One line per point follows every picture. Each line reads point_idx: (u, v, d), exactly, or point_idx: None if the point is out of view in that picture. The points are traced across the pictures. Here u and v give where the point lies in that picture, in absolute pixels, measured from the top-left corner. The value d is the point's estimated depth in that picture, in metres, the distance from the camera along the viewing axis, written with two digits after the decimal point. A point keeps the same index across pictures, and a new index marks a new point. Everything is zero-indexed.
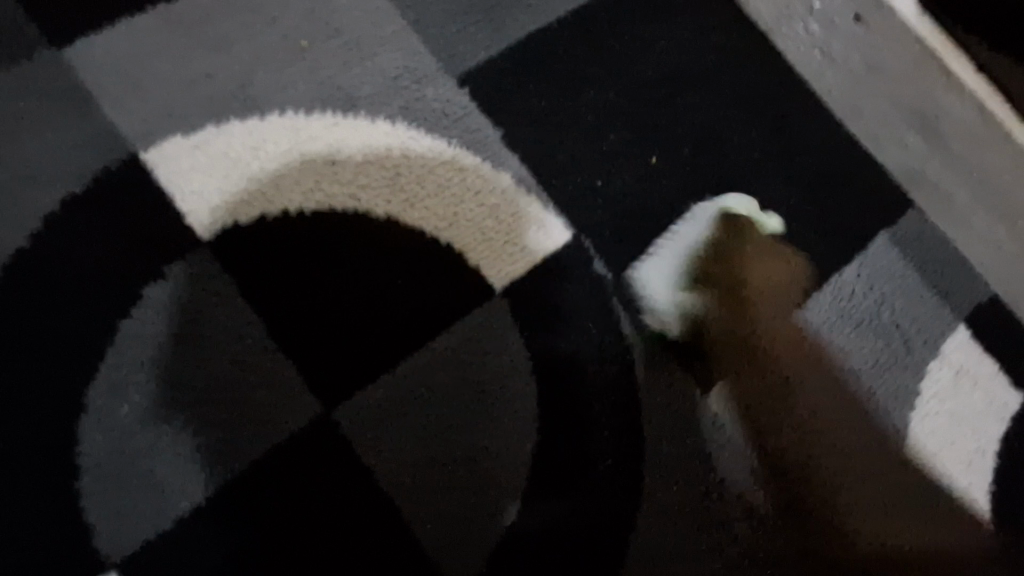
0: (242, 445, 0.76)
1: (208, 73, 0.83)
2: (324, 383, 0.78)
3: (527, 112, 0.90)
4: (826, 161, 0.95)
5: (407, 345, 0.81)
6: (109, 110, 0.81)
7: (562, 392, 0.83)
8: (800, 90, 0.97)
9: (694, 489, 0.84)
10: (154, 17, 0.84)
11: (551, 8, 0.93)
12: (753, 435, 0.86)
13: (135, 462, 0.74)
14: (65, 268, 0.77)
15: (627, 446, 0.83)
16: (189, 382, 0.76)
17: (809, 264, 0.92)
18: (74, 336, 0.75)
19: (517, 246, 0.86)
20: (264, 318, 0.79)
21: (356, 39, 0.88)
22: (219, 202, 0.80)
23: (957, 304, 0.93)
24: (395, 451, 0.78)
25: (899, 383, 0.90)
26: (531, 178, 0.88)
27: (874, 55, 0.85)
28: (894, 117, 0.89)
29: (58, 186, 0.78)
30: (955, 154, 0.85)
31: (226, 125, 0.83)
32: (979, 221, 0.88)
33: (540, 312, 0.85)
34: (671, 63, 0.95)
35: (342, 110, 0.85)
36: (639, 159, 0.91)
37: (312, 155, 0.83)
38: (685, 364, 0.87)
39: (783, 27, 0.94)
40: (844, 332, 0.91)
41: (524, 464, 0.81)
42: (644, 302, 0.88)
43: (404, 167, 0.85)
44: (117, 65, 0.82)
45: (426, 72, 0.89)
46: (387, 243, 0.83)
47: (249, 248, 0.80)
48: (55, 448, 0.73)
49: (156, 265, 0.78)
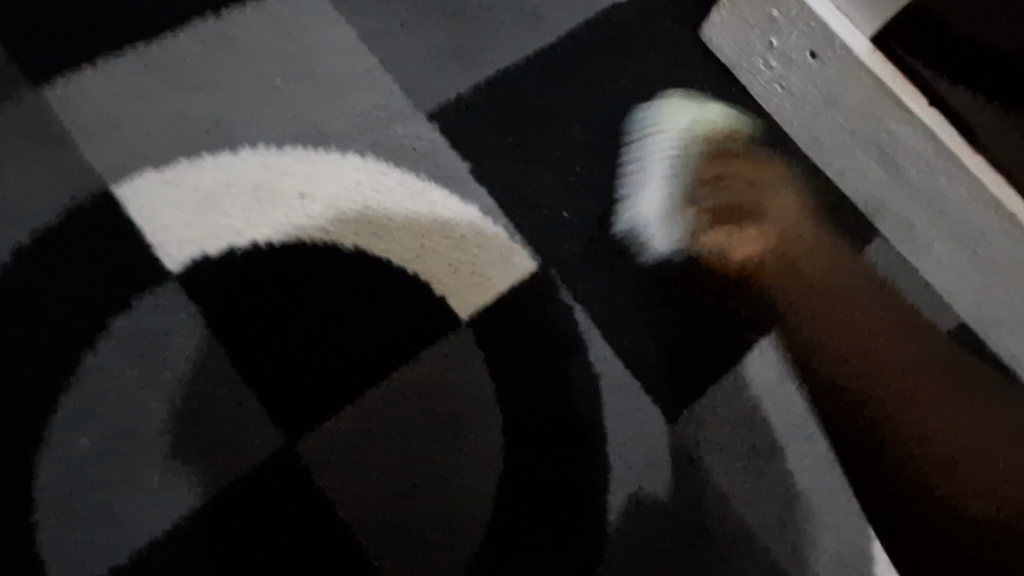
0: (202, 477, 0.75)
1: (183, 111, 0.86)
2: (288, 414, 0.78)
3: (496, 146, 0.92)
4: (790, 192, 0.97)
5: (373, 375, 0.81)
6: (84, 146, 0.83)
7: (528, 423, 0.83)
8: (764, 122, 0.99)
9: (663, 520, 0.83)
10: (132, 57, 0.87)
11: (520, 47, 0.96)
12: (724, 464, 0.86)
13: (95, 494, 0.74)
14: (35, 299, 0.78)
15: (593, 476, 0.83)
16: (152, 412, 0.76)
17: (777, 293, 0.93)
18: (40, 367, 0.76)
19: (485, 276, 0.87)
20: (229, 349, 0.79)
21: (329, 78, 0.90)
22: (189, 235, 0.82)
23: (925, 332, 0.93)
24: (358, 483, 0.78)
25: (869, 410, 0.90)
26: (499, 209, 0.90)
27: (830, 90, 0.89)
28: (854, 149, 0.92)
29: (31, 220, 0.80)
30: (914, 184, 0.88)
31: (200, 160, 0.85)
32: (942, 249, 0.91)
33: (506, 342, 0.85)
34: (637, 99, 0.97)
35: (314, 145, 0.88)
36: (607, 190, 0.93)
37: (283, 189, 0.85)
38: (652, 393, 0.87)
39: (745, 63, 0.97)
40: (811, 360, 0.91)
41: (489, 495, 0.80)
42: (611, 332, 0.88)
43: (374, 200, 0.87)
44: (94, 103, 0.84)
45: (396, 109, 0.91)
46: (355, 274, 0.84)
47: (217, 280, 0.81)
48: (14, 482, 0.73)
49: (124, 296, 0.79)
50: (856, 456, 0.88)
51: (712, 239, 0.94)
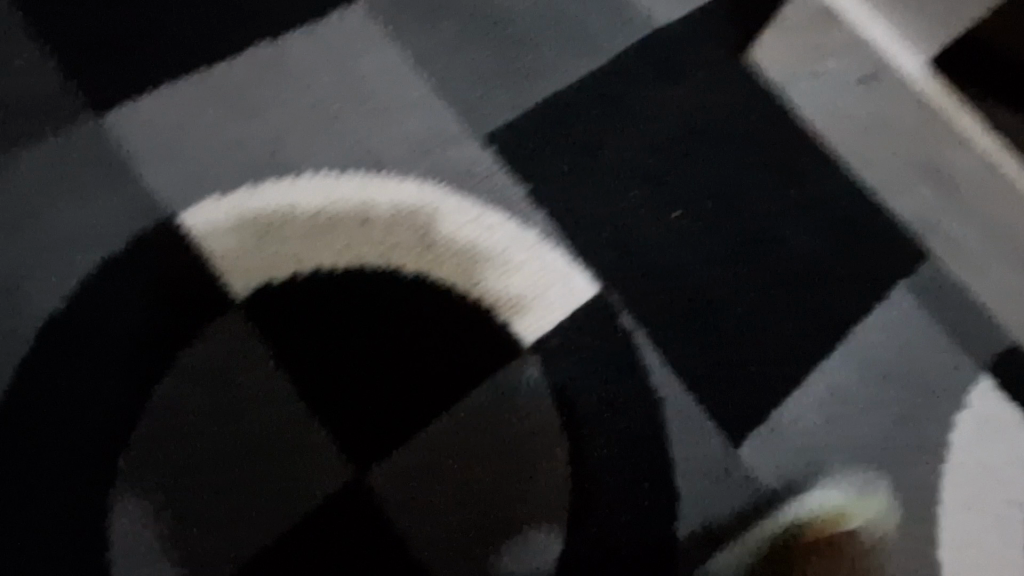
0: (272, 506, 0.75)
1: (243, 138, 0.86)
2: (356, 443, 0.78)
3: (550, 170, 0.92)
4: (842, 213, 0.97)
5: (440, 401, 0.81)
6: (146, 175, 0.82)
7: (592, 448, 0.82)
8: (814, 145, 1.00)
9: (716, 533, 0.82)
10: (192, 85, 0.87)
11: (571, 71, 0.97)
12: (786, 485, 0.85)
13: (164, 527, 0.72)
14: (101, 329, 0.77)
15: (659, 499, 0.82)
16: (220, 443, 0.75)
17: (833, 314, 0.93)
18: (106, 398, 0.75)
19: (545, 299, 0.87)
20: (295, 378, 0.78)
21: (386, 103, 0.91)
22: (251, 263, 0.81)
23: (979, 353, 0.94)
24: (427, 511, 0.77)
25: (929, 431, 0.90)
26: (558, 233, 0.90)
27: (884, 112, 0.89)
28: (908, 171, 0.92)
29: (94, 249, 0.79)
30: (968, 206, 0.89)
31: (261, 186, 0.84)
32: (995, 270, 0.91)
33: (568, 368, 0.84)
34: (688, 121, 0.98)
35: (372, 171, 0.87)
36: (661, 213, 0.93)
37: (343, 215, 0.85)
38: (715, 417, 0.86)
39: (794, 87, 0.98)
40: (869, 382, 0.91)
41: (559, 522, 0.79)
42: (671, 356, 0.88)
43: (434, 226, 0.87)
44: (155, 132, 0.84)
45: (452, 133, 0.91)
46: (418, 301, 0.84)
47: (280, 308, 0.80)
48: (84, 516, 0.72)
49: (188, 325, 0.78)
50: (919, 477, 0.88)
51: (766, 260, 0.94)
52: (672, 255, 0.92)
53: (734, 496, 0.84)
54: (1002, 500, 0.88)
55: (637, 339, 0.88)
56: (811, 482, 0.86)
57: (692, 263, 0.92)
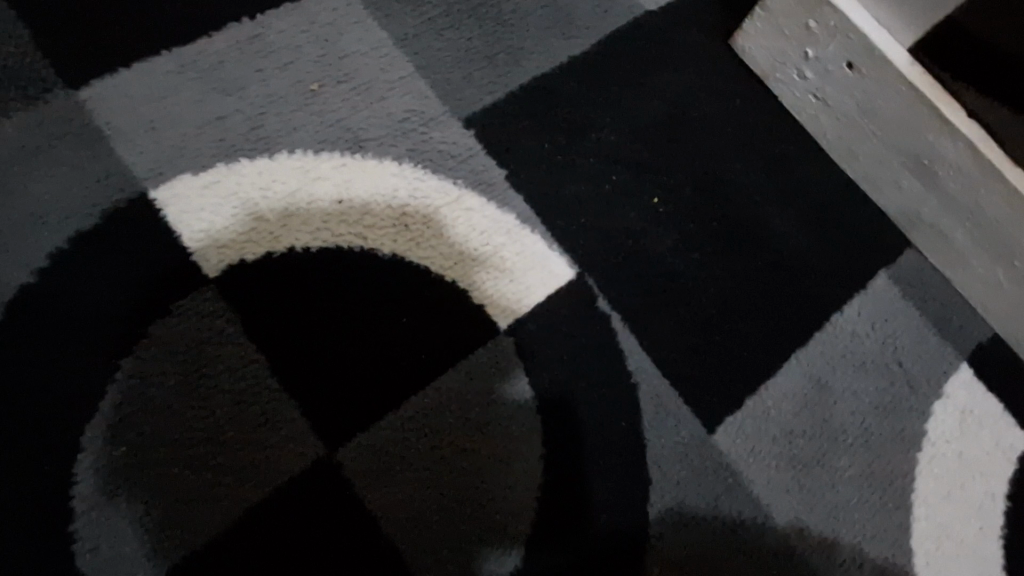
0: (240, 484, 0.74)
1: (220, 115, 0.85)
2: (327, 422, 0.77)
3: (532, 154, 0.91)
4: (824, 202, 0.97)
5: (413, 382, 0.80)
6: (121, 150, 0.82)
7: (565, 433, 0.82)
8: (799, 134, 0.99)
9: (688, 521, 0.82)
10: (170, 61, 0.86)
11: (554, 54, 0.96)
12: (761, 472, 0.85)
13: (131, 503, 0.72)
14: (72, 304, 0.76)
15: (632, 485, 0.82)
16: (189, 420, 0.75)
17: (813, 303, 0.92)
18: (75, 373, 0.75)
19: (522, 284, 0.86)
20: (267, 356, 0.78)
21: (365, 84, 0.90)
22: (225, 241, 0.81)
23: (959, 344, 0.93)
24: (397, 492, 0.77)
25: (906, 421, 0.89)
26: (536, 218, 0.89)
27: (867, 100, 0.89)
28: (891, 161, 0.92)
29: (67, 224, 0.79)
30: (949, 196, 0.88)
31: (237, 165, 0.84)
32: (976, 261, 0.91)
33: (543, 351, 0.84)
34: (672, 107, 0.97)
35: (350, 150, 0.87)
36: (643, 200, 0.93)
37: (320, 195, 0.84)
38: (691, 404, 0.86)
39: (779, 73, 0.97)
40: (847, 371, 0.90)
41: (530, 505, 0.79)
42: (648, 341, 0.87)
43: (411, 207, 0.86)
44: (131, 107, 0.84)
45: (432, 115, 0.91)
46: (394, 282, 0.83)
47: (254, 286, 0.80)
48: (51, 490, 0.71)
49: (161, 301, 0.78)
50: (897, 467, 0.87)
51: (747, 248, 0.93)
52: (652, 242, 0.91)
53: (708, 483, 0.84)
54: (979, 491, 0.87)
55: (616, 325, 0.87)
56: (786, 470, 0.86)
57: (673, 249, 0.91)
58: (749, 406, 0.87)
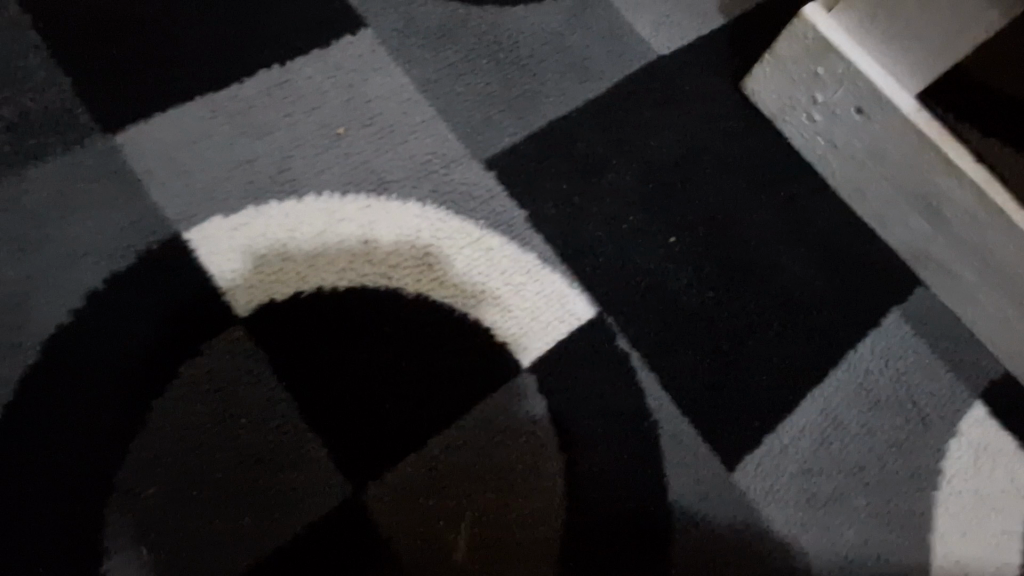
0: (268, 522, 0.75)
1: (250, 158, 0.88)
2: (353, 460, 0.78)
3: (550, 195, 0.94)
4: (836, 241, 0.99)
5: (437, 420, 0.82)
6: (155, 193, 0.84)
7: (587, 470, 0.83)
8: (808, 174, 1.02)
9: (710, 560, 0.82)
10: (202, 107, 0.89)
11: (571, 98, 0.99)
12: (780, 510, 0.86)
13: (162, 542, 0.73)
14: (104, 344, 0.78)
15: (653, 523, 0.83)
16: (219, 458, 0.76)
17: (826, 341, 0.94)
18: (108, 412, 0.76)
19: (543, 322, 0.88)
20: (294, 395, 0.79)
21: (390, 127, 0.93)
22: (254, 282, 0.83)
23: (971, 380, 0.94)
24: (422, 529, 0.78)
25: (921, 457, 0.90)
26: (555, 257, 0.91)
27: (876, 142, 0.91)
28: (900, 202, 0.94)
29: (102, 266, 0.81)
30: (959, 235, 0.90)
31: (266, 206, 0.86)
32: (986, 298, 0.92)
33: (564, 389, 0.85)
34: (685, 148, 1.00)
35: (374, 192, 0.89)
36: (658, 239, 0.95)
37: (346, 235, 0.87)
38: (710, 441, 0.87)
39: (788, 116, 1.00)
40: (862, 408, 0.91)
41: (553, 542, 0.80)
42: (667, 379, 0.89)
43: (434, 247, 0.88)
44: (165, 151, 0.86)
45: (454, 157, 0.93)
46: (417, 321, 0.85)
47: (281, 326, 0.81)
48: (83, 530, 0.72)
49: (192, 341, 0.79)
50: (913, 504, 0.88)
51: (760, 285, 0.95)
52: (668, 280, 0.93)
53: (728, 521, 0.84)
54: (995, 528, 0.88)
55: (635, 362, 0.89)
56: (805, 507, 0.86)
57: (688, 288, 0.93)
58: (766, 443, 0.88)
